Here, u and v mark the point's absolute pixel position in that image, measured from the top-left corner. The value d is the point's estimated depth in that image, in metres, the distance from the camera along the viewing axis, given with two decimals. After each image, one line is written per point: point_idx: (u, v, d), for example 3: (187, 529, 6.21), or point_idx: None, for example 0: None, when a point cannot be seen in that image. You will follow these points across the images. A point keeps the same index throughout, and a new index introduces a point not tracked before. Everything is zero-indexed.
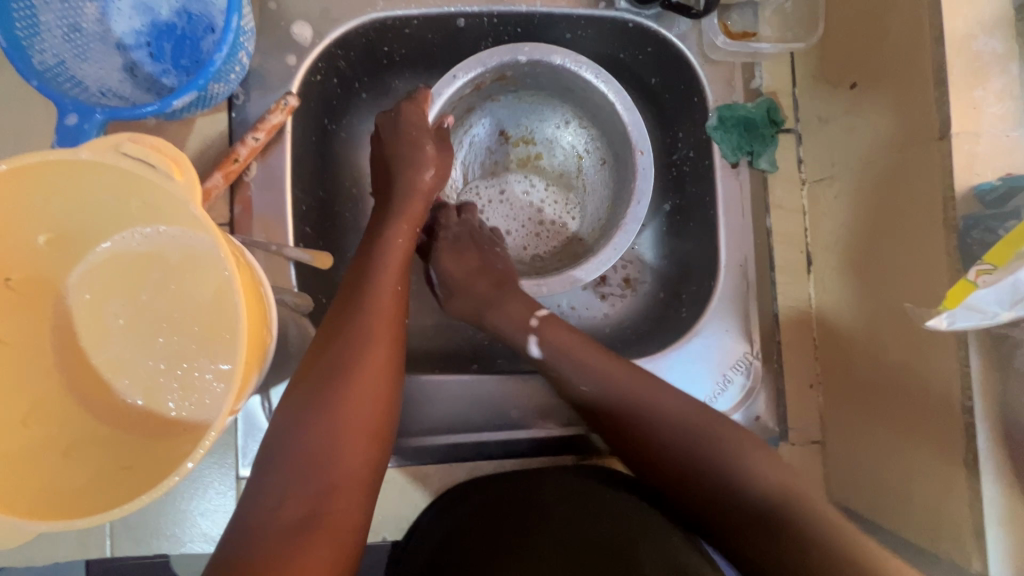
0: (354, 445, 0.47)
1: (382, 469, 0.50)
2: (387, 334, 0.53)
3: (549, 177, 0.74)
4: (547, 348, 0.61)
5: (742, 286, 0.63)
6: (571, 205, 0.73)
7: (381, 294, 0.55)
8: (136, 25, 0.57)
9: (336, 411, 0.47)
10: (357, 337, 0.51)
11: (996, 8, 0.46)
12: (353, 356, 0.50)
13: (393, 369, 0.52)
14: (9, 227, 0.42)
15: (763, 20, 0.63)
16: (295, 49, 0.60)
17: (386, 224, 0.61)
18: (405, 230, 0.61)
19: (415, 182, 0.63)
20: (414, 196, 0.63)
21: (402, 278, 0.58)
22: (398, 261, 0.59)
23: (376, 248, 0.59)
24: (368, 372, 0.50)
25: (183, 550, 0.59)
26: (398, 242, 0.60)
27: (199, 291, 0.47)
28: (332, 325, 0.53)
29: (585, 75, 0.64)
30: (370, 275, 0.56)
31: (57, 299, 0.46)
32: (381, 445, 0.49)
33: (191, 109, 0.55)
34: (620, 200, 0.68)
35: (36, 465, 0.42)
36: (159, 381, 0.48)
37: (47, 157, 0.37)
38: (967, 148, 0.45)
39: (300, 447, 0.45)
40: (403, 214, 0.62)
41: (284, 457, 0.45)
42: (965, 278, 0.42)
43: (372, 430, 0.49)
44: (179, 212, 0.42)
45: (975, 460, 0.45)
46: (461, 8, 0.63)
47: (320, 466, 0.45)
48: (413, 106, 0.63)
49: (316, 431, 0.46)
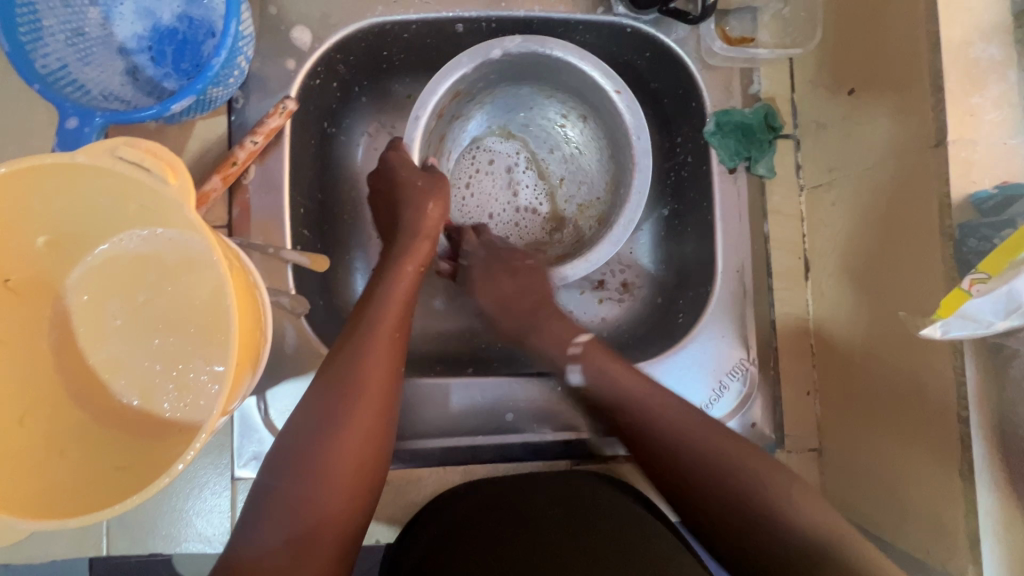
0: (333, 499, 0.47)
1: (370, 510, 0.50)
2: (383, 381, 0.52)
3: (544, 162, 0.74)
4: (587, 372, 0.60)
5: (739, 292, 0.63)
6: (569, 183, 0.74)
7: (379, 337, 0.54)
8: (138, 29, 0.58)
9: (324, 460, 0.48)
10: (352, 380, 0.51)
11: (994, 15, 0.45)
12: (347, 401, 0.50)
13: (387, 415, 0.52)
14: (8, 228, 0.42)
15: (761, 25, 0.62)
16: (295, 54, 0.61)
17: (390, 262, 0.60)
18: (410, 272, 0.59)
19: (420, 222, 0.62)
20: (420, 234, 0.61)
21: (404, 319, 0.57)
22: (400, 301, 0.58)
23: (379, 289, 0.58)
24: (358, 418, 0.50)
25: (178, 550, 0.59)
26: (401, 284, 0.58)
27: (195, 293, 0.48)
28: (327, 367, 0.52)
29: (536, 49, 0.61)
30: (372, 315, 0.55)
31: (55, 299, 0.47)
32: (372, 488, 0.50)
33: (191, 113, 0.57)
34: (621, 172, 0.66)
35: (31, 463, 0.42)
36: (155, 381, 0.49)
37: (44, 161, 0.38)
38: (963, 155, 0.45)
39: (288, 495, 0.46)
40: (410, 252, 0.60)
41: (273, 502, 0.46)
42: (960, 288, 0.41)
43: (364, 477, 0.49)
44: (174, 214, 0.42)
45: (970, 470, 0.44)
46: (459, 14, 0.63)
47: (307, 514, 0.46)
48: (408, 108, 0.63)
49: (307, 479, 0.47)
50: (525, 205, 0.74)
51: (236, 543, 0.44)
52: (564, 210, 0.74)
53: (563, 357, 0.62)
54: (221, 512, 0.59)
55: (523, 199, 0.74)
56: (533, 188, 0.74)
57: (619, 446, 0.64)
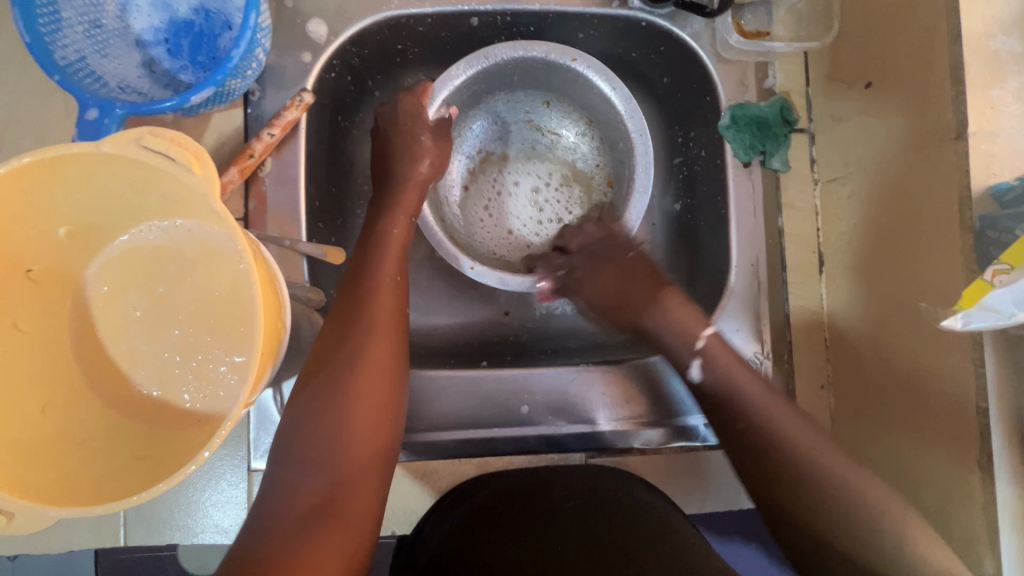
0: (360, 439, 0.48)
1: (392, 462, 0.50)
2: (390, 326, 0.53)
3: (552, 169, 0.73)
4: (705, 368, 0.58)
5: (753, 286, 0.63)
6: (580, 176, 0.73)
7: (380, 286, 0.54)
8: (154, 22, 0.58)
9: (339, 407, 0.48)
10: (357, 330, 0.51)
11: (1015, 7, 0.45)
12: (352, 349, 0.50)
13: (396, 361, 0.52)
14: (30, 219, 0.42)
15: (776, 20, 0.63)
16: (310, 47, 0.61)
17: (381, 216, 0.60)
18: (401, 220, 0.60)
19: (409, 172, 0.62)
20: (410, 183, 0.62)
21: (401, 266, 0.58)
22: (395, 253, 0.58)
23: (373, 241, 0.58)
24: (372, 362, 0.50)
25: (194, 541, 0.59)
26: (394, 233, 0.59)
27: (215, 284, 0.48)
28: (333, 322, 0.52)
29: (500, 57, 0.63)
30: (370, 268, 0.56)
31: (75, 290, 0.47)
32: (389, 436, 0.50)
33: (208, 105, 0.56)
34: (621, 150, 0.68)
35: (54, 452, 0.43)
36: (174, 372, 0.49)
37: (70, 150, 0.38)
38: (984, 148, 0.45)
39: (309, 445, 0.46)
40: (399, 204, 0.61)
41: (294, 454, 0.46)
42: (981, 279, 0.42)
43: (382, 422, 0.49)
44: (196, 204, 0.42)
45: (989, 461, 0.44)
46: (474, 7, 0.63)
47: (330, 461, 0.46)
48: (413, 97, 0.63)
49: (325, 421, 0.47)
50: (545, 216, 0.72)
51: (264, 502, 0.45)
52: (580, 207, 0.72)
53: (689, 350, 0.59)
54: (237, 504, 0.59)
55: (538, 210, 0.72)
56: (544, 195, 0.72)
57: (634, 441, 0.63)
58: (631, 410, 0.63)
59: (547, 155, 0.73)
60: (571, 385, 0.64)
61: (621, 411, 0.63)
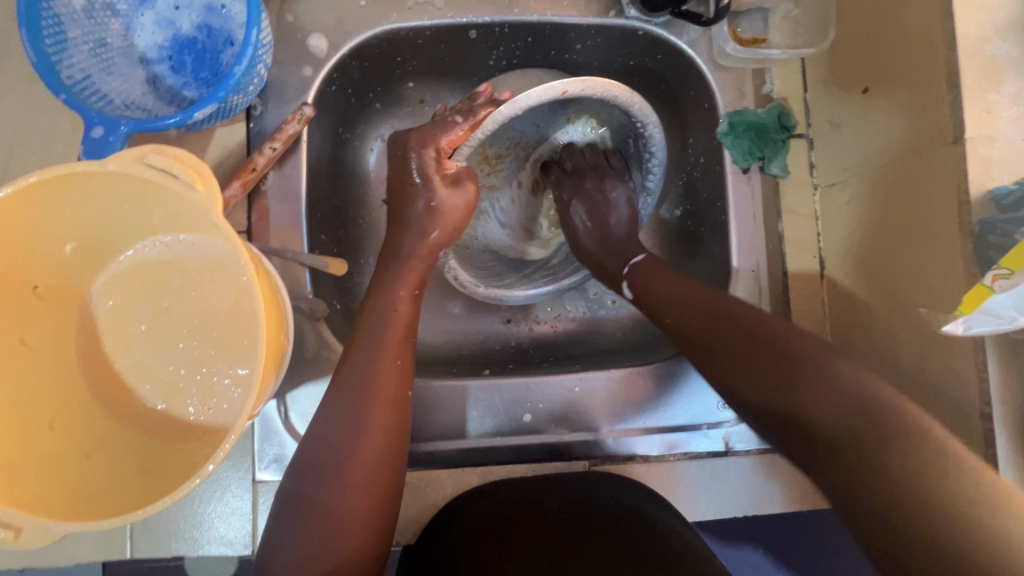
0: (347, 539, 0.46)
1: (390, 527, 0.50)
2: (388, 421, 0.50)
3: (531, 129, 0.69)
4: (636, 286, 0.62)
5: (754, 291, 0.63)
6: (563, 119, 0.69)
7: (380, 378, 0.51)
8: (158, 39, 0.59)
9: (338, 493, 0.47)
10: (353, 429, 0.49)
11: (1007, 13, 0.46)
12: (345, 443, 0.48)
13: (394, 444, 0.50)
14: (37, 236, 0.43)
15: (772, 26, 0.63)
16: (311, 61, 0.62)
17: (382, 287, 0.56)
18: (404, 295, 0.55)
19: (418, 251, 0.57)
20: (417, 261, 0.57)
21: (405, 345, 0.54)
22: (398, 329, 0.54)
23: (376, 312, 0.54)
24: (361, 468, 0.48)
25: (201, 552, 0.59)
26: (398, 311, 0.54)
27: (217, 298, 0.49)
28: (327, 413, 0.50)
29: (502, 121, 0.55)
30: (367, 352, 0.52)
31: (81, 306, 0.48)
32: (386, 510, 0.49)
33: (211, 120, 0.57)
34: (625, 119, 0.66)
35: (63, 466, 0.43)
36: (179, 386, 0.49)
37: (76, 169, 0.39)
38: (981, 152, 0.45)
39: (311, 527, 0.46)
40: (403, 274, 0.56)
41: (292, 526, 0.46)
42: (981, 284, 0.42)
43: (376, 509, 0.48)
44: (198, 218, 0.43)
45: (994, 466, 0.44)
46: (473, 20, 0.63)
47: (328, 539, 0.46)
48: (441, 128, 0.54)
49: (317, 522, 0.46)
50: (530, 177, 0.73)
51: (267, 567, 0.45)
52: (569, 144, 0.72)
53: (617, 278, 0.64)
54: (243, 515, 0.59)
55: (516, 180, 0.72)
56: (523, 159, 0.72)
57: (635, 447, 0.63)
58: (629, 416, 0.63)
59: (521, 118, 0.67)
60: (574, 398, 0.63)
61: (622, 417, 0.63)
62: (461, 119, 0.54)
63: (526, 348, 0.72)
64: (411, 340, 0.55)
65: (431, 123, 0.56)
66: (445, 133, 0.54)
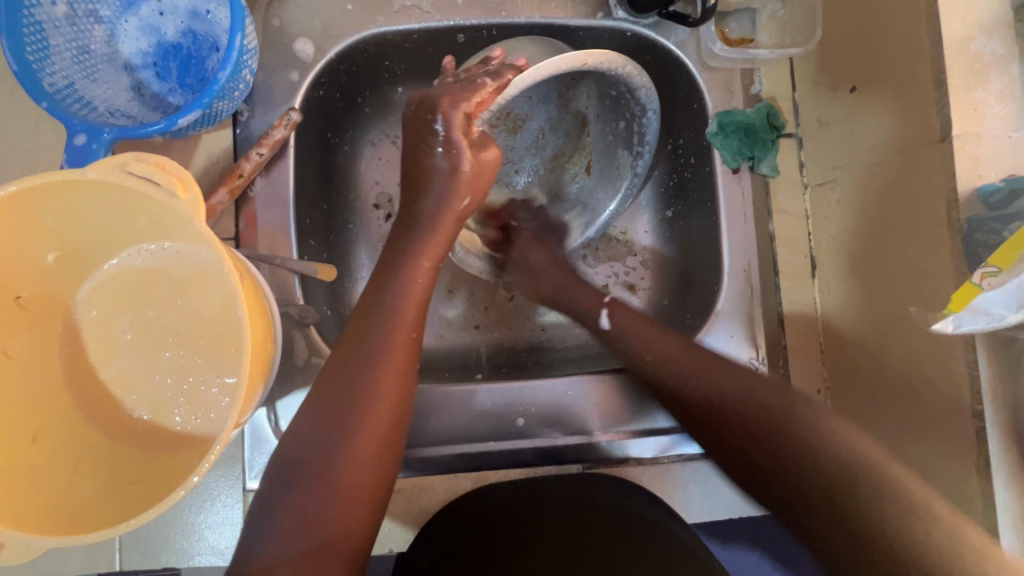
0: (347, 513, 0.46)
1: (385, 509, 0.49)
2: (396, 394, 0.49)
3: (523, 101, 0.64)
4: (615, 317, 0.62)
5: (745, 291, 0.62)
6: (554, 95, 0.64)
7: (395, 349, 0.50)
8: (142, 46, 0.58)
9: (335, 473, 0.45)
10: (357, 399, 0.48)
11: (993, 9, 0.46)
12: (351, 414, 0.47)
13: (398, 424, 0.49)
14: (20, 247, 0.42)
15: (759, 27, 0.63)
16: (298, 65, 0.61)
17: (404, 260, 0.55)
18: (425, 269, 0.55)
19: (442, 219, 0.57)
20: (439, 229, 0.57)
21: (419, 321, 0.53)
22: (414, 307, 0.53)
23: (393, 287, 0.53)
24: (363, 441, 0.47)
25: (191, 564, 0.58)
26: (417, 284, 0.54)
27: (203, 306, 0.49)
28: (334, 378, 0.48)
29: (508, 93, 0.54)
30: (384, 325, 0.51)
31: (66, 315, 0.47)
32: (382, 490, 0.48)
33: (196, 127, 0.56)
34: (620, 102, 0.61)
35: (49, 481, 0.42)
36: (165, 396, 0.49)
37: (55, 178, 0.38)
38: (969, 150, 0.45)
39: (308, 503, 0.45)
40: (426, 247, 0.56)
41: (284, 503, 0.45)
42: (970, 282, 0.42)
43: (376, 487, 0.47)
44: (183, 227, 0.43)
45: (987, 464, 0.44)
46: (460, 24, 0.63)
47: (326, 520, 0.45)
48: (469, 88, 0.53)
49: (313, 499, 0.45)
50: (527, 152, 0.69)
51: (253, 550, 0.43)
52: (560, 122, 0.67)
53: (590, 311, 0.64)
54: (234, 525, 0.58)
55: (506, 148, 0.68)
56: (512, 131, 0.68)
57: (630, 450, 0.62)
58: (623, 418, 0.63)
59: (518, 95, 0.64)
60: (567, 400, 0.63)
61: (615, 421, 0.63)
62: (488, 80, 0.53)
63: (520, 351, 0.72)
64: (422, 313, 0.54)
65: (457, 85, 0.54)
66: (471, 91, 0.53)
